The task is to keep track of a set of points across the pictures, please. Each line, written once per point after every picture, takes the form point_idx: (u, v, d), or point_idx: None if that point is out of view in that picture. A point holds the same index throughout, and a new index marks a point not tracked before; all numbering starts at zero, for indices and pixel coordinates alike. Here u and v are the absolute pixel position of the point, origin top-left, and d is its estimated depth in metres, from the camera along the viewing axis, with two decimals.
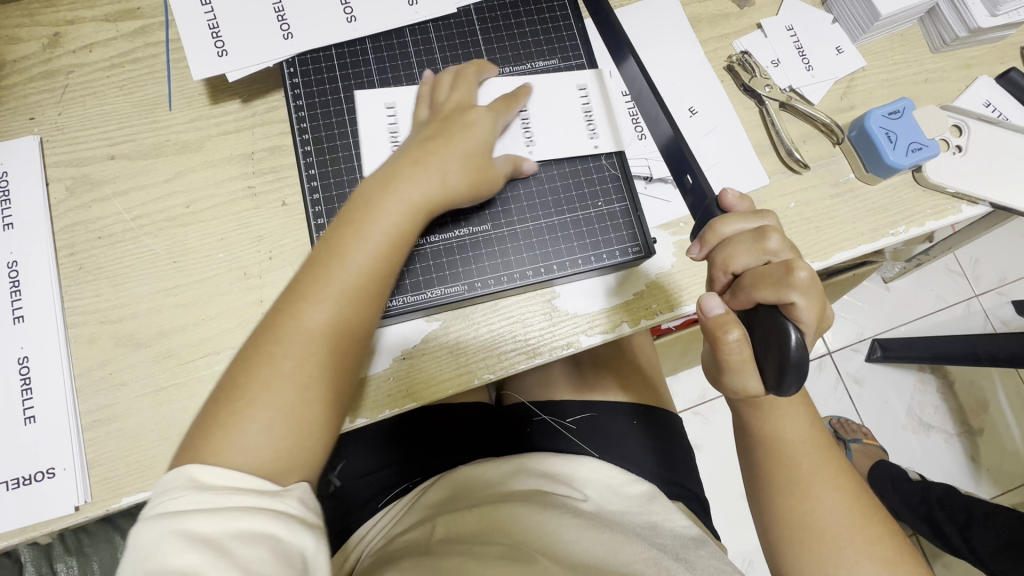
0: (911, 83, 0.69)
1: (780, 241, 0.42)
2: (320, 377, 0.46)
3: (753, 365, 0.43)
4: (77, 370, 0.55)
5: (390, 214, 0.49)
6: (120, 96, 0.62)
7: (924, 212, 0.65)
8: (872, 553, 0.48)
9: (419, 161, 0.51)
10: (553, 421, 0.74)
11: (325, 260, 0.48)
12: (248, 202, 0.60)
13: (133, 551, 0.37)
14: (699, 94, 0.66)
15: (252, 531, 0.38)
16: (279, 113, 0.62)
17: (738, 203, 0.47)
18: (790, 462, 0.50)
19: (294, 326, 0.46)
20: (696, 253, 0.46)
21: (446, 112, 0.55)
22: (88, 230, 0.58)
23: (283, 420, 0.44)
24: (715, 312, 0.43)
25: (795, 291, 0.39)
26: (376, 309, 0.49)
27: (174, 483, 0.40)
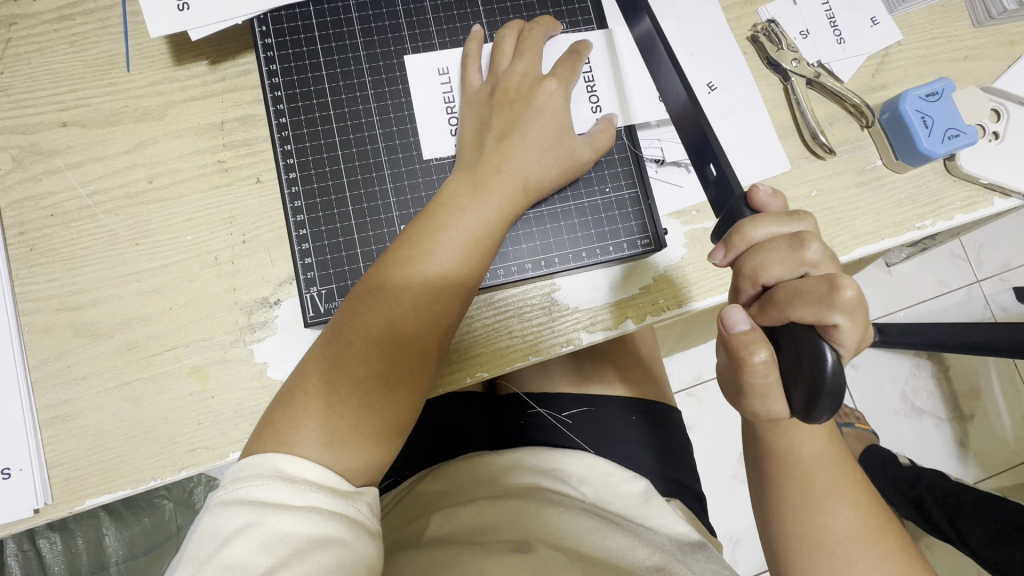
0: (949, 60, 0.62)
1: (820, 250, 0.39)
2: (396, 381, 0.45)
3: (779, 390, 0.40)
4: (32, 362, 0.50)
5: (475, 211, 0.47)
6: (71, 53, 0.55)
7: (953, 204, 0.60)
8: (883, 568, 0.46)
9: (500, 159, 0.49)
10: (549, 415, 0.71)
11: (410, 254, 0.46)
12: (217, 178, 0.54)
13: (210, 530, 0.38)
14: (719, 68, 0.60)
15: (329, 536, 0.39)
16: (250, 77, 0.55)
17: (770, 202, 0.42)
18: (804, 475, 0.48)
19: (376, 322, 0.45)
20: (720, 258, 0.43)
21: (514, 91, 0.51)
22: (39, 206, 0.53)
23: (362, 417, 0.44)
24: (739, 328, 0.40)
25: (838, 312, 0.36)
26: (455, 315, 0.47)
27: (260, 470, 0.40)
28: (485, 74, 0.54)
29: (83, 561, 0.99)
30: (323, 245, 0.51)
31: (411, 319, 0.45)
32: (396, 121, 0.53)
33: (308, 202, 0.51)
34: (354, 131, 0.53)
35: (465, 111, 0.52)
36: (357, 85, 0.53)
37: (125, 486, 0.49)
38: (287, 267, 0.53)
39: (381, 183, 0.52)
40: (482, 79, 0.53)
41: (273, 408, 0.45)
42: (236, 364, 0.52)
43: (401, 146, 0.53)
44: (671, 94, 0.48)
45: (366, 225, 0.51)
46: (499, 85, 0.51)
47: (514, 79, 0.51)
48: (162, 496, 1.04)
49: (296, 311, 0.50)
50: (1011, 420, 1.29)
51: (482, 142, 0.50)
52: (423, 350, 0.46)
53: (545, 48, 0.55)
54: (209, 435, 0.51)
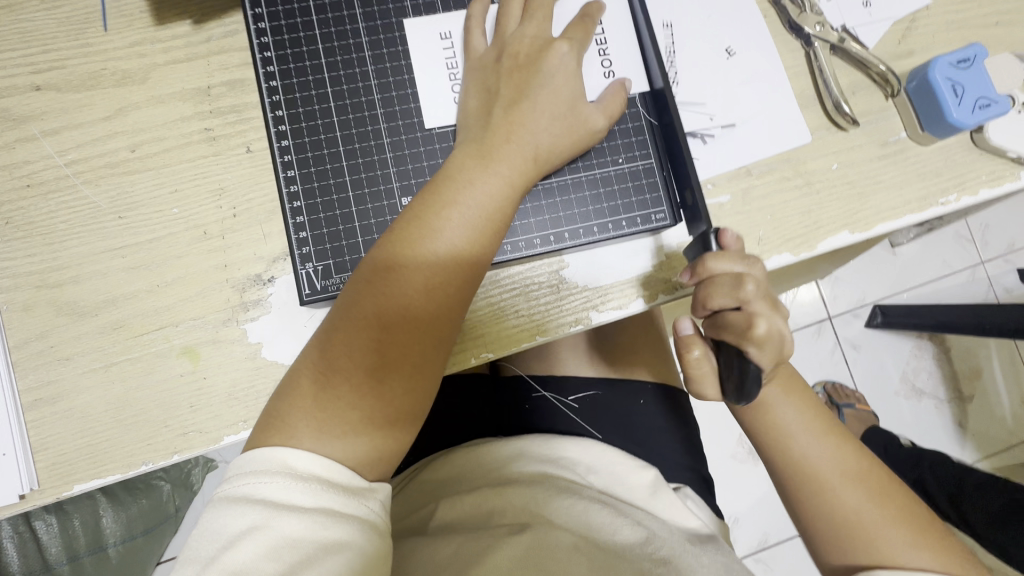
0: (979, 26, 0.59)
1: (757, 289, 0.42)
2: (405, 368, 0.43)
3: (714, 378, 0.48)
4: (12, 342, 0.48)
5: (484, 185, 0.44)
6: (43, 11, 0.51)
7: (979, 178, 0.57)
8: (893, 529, 0.48)
9: (508, 130, 0.46)
10: (554, 399, 0.69)
11: (419, 234, 0.43)
12: (204, 147, 0.51)
13: (217, 529, 0.38)
14: (737, 32, 0.57)
15: (336, 540, 0.38)
16: (237, 39, 0.52)
17: (732, 242, 0.44)
18: (787, 446, 0.52)
19: (383, 301, 0.43)
20: (681, 282, 0.44)
21: (521, 55, 0.47)
22: (14, 176, 0.49)
23: (370, 405, 0.42)
24: (685, 332, 0.47)
25: (751, 345, 0.42)
26: (466, 298, 0.45)
27: (269, 467, 0.39)
28: (490, 37, 0.50)
29: (81, 542, 0.98)
30: (318, 218, 0.48)
31: (425, 303, 0.43)
32: (395, 87, 0.50)
33: (301, 172, 0.48)
34: (350, 97, 0.49)
35: (468, 78, 0.49)
36: (353, 47, 0.50)
37: (114, 471, 0.47)
38: (281, 243, 0.50)
39: (379, 152, 0.49)
40: (487, 43, 0.50)
41: (279, 397, 0.43)
42: (228, 345, 0.49)
43: (401, 114, 0.49)
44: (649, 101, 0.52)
45: (364, 197, 0.48)
46: (505, 49, 0.48)
47: (523, 43, 0.48)
48: (158, 478, 1.02)
49: (291, 288, 0.47)
50: (1010, 402, 1.29)
51: (489, 111, 0.47)
52: (434, 336, 0.44)
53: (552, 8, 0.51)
54: (201, 419, 0.48)
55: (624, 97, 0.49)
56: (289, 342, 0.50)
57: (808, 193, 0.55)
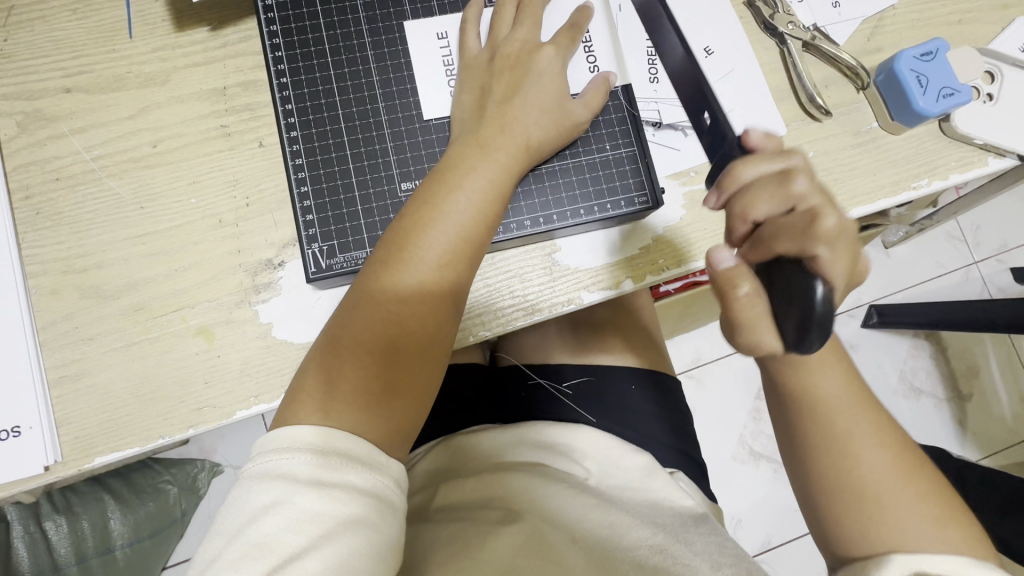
0: (943, 24, 0.63)
1: (806, 183, 0.40)
2: (415, 341, 0.46)
3: (768, 322, 0.40)
4: (39, 324, 0.51)
5: (484, 173, 0.48)
6: (73, 20, 0.55)
7: (948, 164, 0.60)
8: (921, 511, 0.47)
9: (503, 124, 0.49)
10: (550, 386, 0.72)
11: (428, 219, 0.47)
12: (220, 142, 0.55)
13: (240, 504, 0.39)
14: (715, 33, 0.61)
15: (355, 516, 0.39)
16: (252, 43, 0.56)
17: (762, 142, 0.44)
18: (825, 419, 0.49)
19: (395, 280, 0.46)
20: (713, 202, 0.44)
21: (511, 56, 0.51)
22: (44, 170, 0.53)
23: (381, 376, 0.44)
24: (726, 265, 0.40)
25: (820, 242, 0.37)
26: (468, 276, 0.48)
27: (290, 444, 0.40)
28: (483, 39, 0.54)
29: (90, 543, 0.99)
30: (324, 203, 0.51)
31: (436, 282, 0.47)
32: (395, 82, 0.53)
33: (308, 160, 0.52)
34: (354, 92, 0.53)
35: (463, 76, 0.53)
36: (357, 47, 0.54)
37: (133, 444, 0.50)
38: (291, 229, 0.54)
39: (381, 142, 0.53)
40: (480, 44, 0.54)
41: (298, 377, 0.45)
42: (241, 325, 0.52)
43: (401, 106, 0.53)
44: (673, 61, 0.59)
45: (366, 183, 0.52)
46: (497, 51, 0.52)
47: (513, 45, 0.52)
48: (166, 481, 1.05)
49: (298, 267, 0.50)
50: (1009, 401, 1.29)
51: (483, 105, 0.51)
52: (440, 312, 0.47)
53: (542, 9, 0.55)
54: (215, 394, 0.51)
55: (606, 90, 0.53)
56: (298, 322, 0.53)
57: None
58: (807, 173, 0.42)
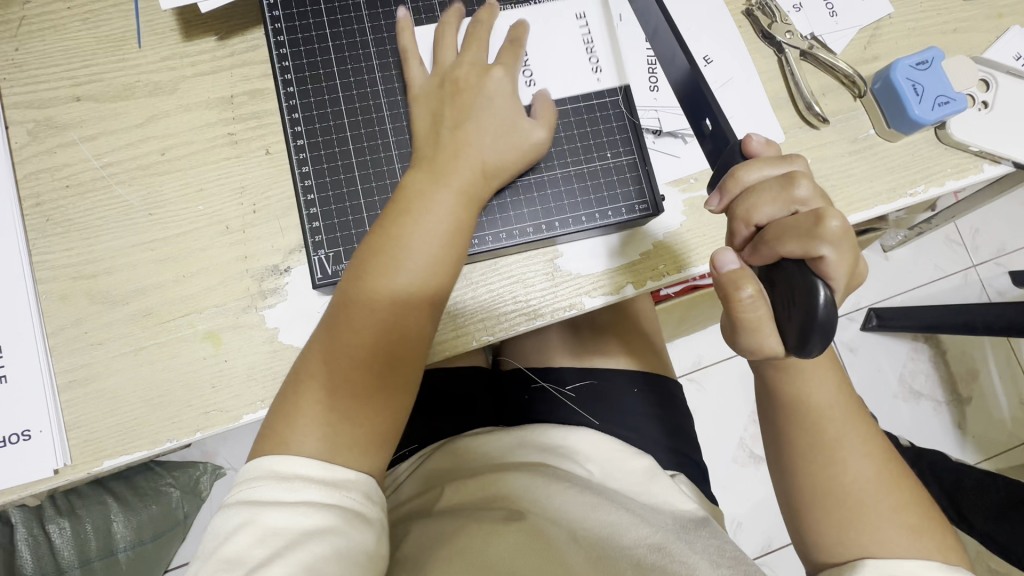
0: (939, 33, 0.64)
1: (809, 187, 0.40)
2: (385, 366, 0.46)
3: (771, 325, 0.40)
4: (49, 329, 0.52)
5: (441, 198, 0.48)
6: (83, 30, 0.56)
7: (944, 171, 0.61)
8: (897, 520, 0.48)
9: (456, 150, 0.50)
10: (553, 389, 0.73)
11: (389, 250, 0.47)
12: (227, 150, 0.55)
13: (215, 530, 0.41)
14: (715, 42, 0.62)
15: (317, 526, 0.40)
16: (259, 53, 0.57)
17: (762, 149, 0.44)
18: (809, 416, 0.51)
19: (362, 310, 0.46)
20: (716, 205, 0.44)
21: (457, 82, 0.52)
22: (54, 177, 0.54)
23: (352, 401, 0.45)
24: (729, 268, 0.42)
25: (824, 243, 0.37)
26: (438, 299, 0.49)
27: (256, 472, 0.42)
28: (427, 66, 0.55)
29: (92, 546, 0.99)
30: (330, 210, 0.52)
31: (398, 308, 0.47)
32: (400, 91, 0.54)
33: (315, 168, 0.53)
34: (359, 101, 0.54)
35: (415, 106, 0.53)
36: (362, 57, 0.55)
37: (141, 448, 0.51)
38: (297, 236, 0.55)
39: (386, 151, 0.53)
40: (426, 71, 0.54)
41: (278, 403, 0.46)
42: (248, 330, 0.53)
43: (405, 115, 0.54)
44: (677, 71, 0.49)
45: (372, 190, 0.53)
46: (447, 77, 0.53)
47: (461, 71, 0.53)
48: (169, 484, 1.06)
49: (305, 273, 0.51)
50: (1009, 405, 1.30)
51: (437, 131, 0.51)
52: (408, 335, 0.47)
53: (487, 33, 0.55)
54: (222, 399, 0.52)
55: (552, 107, 0.53)
56: (304, 327, 0.54)
57: None
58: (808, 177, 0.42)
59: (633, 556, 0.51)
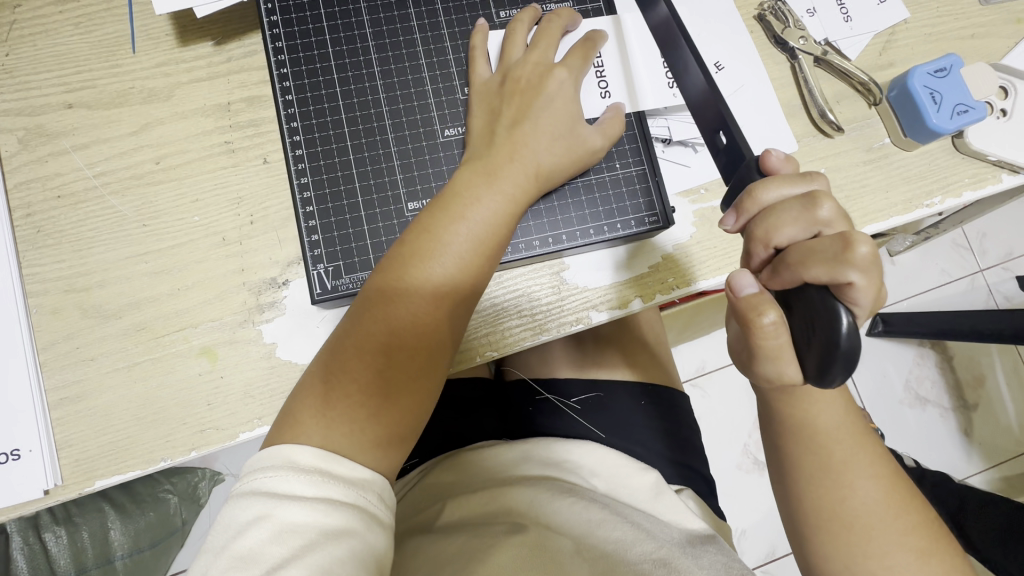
0: (956, 38, 0.62)
1: (832, 209, 0.39)
2: (413, 369, 0.45)
3: (791, 353, 0.39)
4: (40, 344, 0.50)
5: (490, 202, 0.47)
6: (77, 35, 0.55)
7: (961, 181, 0.59)
8: (904, 543, 0.47)
9: (513, 151, 0.49)
10: (557, 401, 0.71)
11: (429, 244, 0.46)
12: (224, 159, 0.54)
13: (228, 519, 0.38)
14: (726, 47, 0.60)
15: (339, 527, 0.38)
16: (257, 58, 0.55)
17: (782, 166, 0.42)
18: (818, 442, 0.49)
19: (400, 305, 0.45)
20: (732, 224, 0.43)
21: (521, 81, 0.51)
22: (45, 187, 0.52)
23: (375, 405, 0.43)
24: (747, 292, 0.40)
25: (853, 270, 0.36)
26: (470, 304, 0.47)
27: (276, 461, 0.40)
28: (493, 66, 0.54)
29: (89, 554, 0.98)
30: (330, 222, 0.51)
31: (432, 311, 0.45)
32: (402, 99, 0.53)
33: (314, 179, 0.51)
34: (360, 109, 0.52)
35: (473, 101, 0.52)
36: (364, 63, 0.53)
37: (134, 467, 0.49)
38: (295, 247, 0.53)
39: (388, 161, 0.52)
40: (490, 71, 0.53)
41: (293, 400, 0.44)
42: (245, 345, 0.51)
43: (408, 124, 0.52)
44: (692, 88, 0.47)
45: (373, 202, 0.51)
46: (509, 75, 0.51)
47: (525, 68, 0.51)
48: (166, 490, 1.03)
49: (303, 287, 0.50)
50: (1015, 411, 1.28)
51: (493, 130, 0.50)
52: (440, 339, 0.46)
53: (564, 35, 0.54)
54: (218, 416, 0.50)
55: (622, 117, 0.52)
56: (302, 341, 0.52)
57: None
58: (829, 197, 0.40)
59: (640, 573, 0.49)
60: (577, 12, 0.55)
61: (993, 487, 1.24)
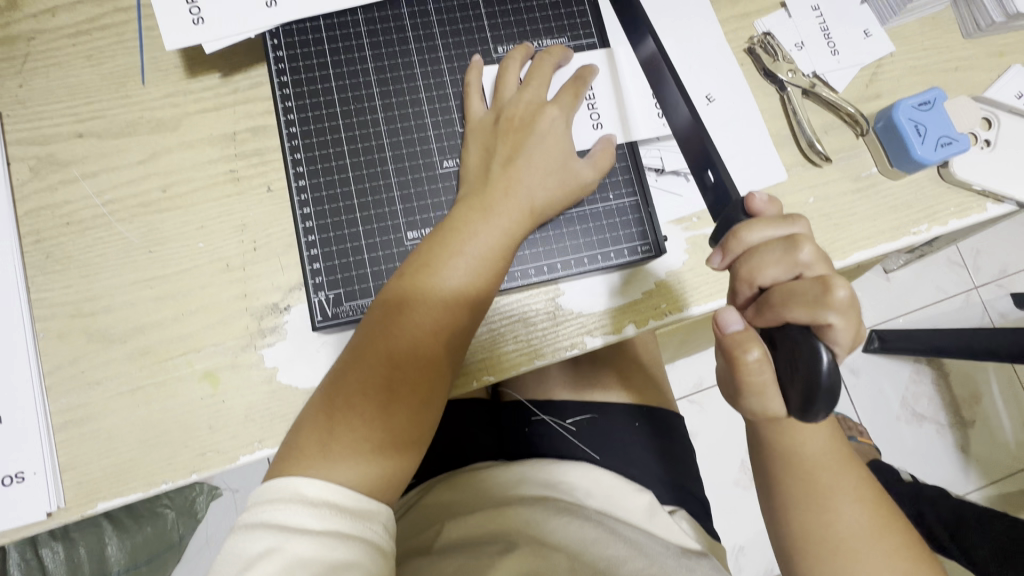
0: (941, 70, 0.64)
1: (812, 251, 0.41)
2: (412, 401, 0.46)
3: (774, 389, 0.41)
4: (46, 368, 0.51)
5: (486, 237, 0.48)
6: (88, 67, 0.56)
7: (947, 209, 0.61)
8: (892, 566, 0.47)
9: (507, 187, 0.50)
10: (553, 422, 0.72)
11: (428, 279, 0.47)
12: (229, 187, 0.55)
13: (237, 551, 0.40)
14: (717, 79, 0.62)
15: (345, 561, 0.39)
16: (262, 89, 0.57)
17: (766, 208, 0.43)
18: (804, 467, 0.50)
19: (399, 339, 0.46)
20: (717, 262, 0.44)
21: (516, 118, 0.52)
22: (54, 214, 0.54)
23: (374, 437, 0.44)
24: (733, 328, 0.42)
25: (832, 312, 0.38)
26: (467, 335, 0.48)
27: (284, 494, 0.41)
28: (488, 102, 0.55)
29: (85, 571, 0.98)
30: (331, 251, 0.52)
31: (432, 343, 0.47)
32: (403, 132, 0.54)
33: (316, 209, 0.52)
34: (362, 141, 0.54)
35: (468, 137, 0.53)
36: (366, 97, 0.55)
37: (136, 490, 0.50)
38: (297, 274, 0.54)
39: (388, 191, 0.53)
40: (484, 106, 0.54)
41: (295, 431, 0.46)
42: (246, 369, 0.52)
43: (408, 156, 0.54)
44: (678, 116, 0.49)
45: (373, 232, 0.53)
46: (503, 113, 0.53)
47: (518, 106, 0.53)
48: (164, 504, 1.04)
49: (305, 315, 0.51)
50: (1012, 427, 1.29)
51: (488, 167, 0.52)
52: (439, 371, 0.47)
53: (556, 70, 0.56)
54: (218, 439, 0.51)
55: (613, 150, 0.54)
56: (301, 365, 0.53)
57: None
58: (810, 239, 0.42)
59: None
60: (569, 48, 0.57)
61: (990, 503, 1.24)
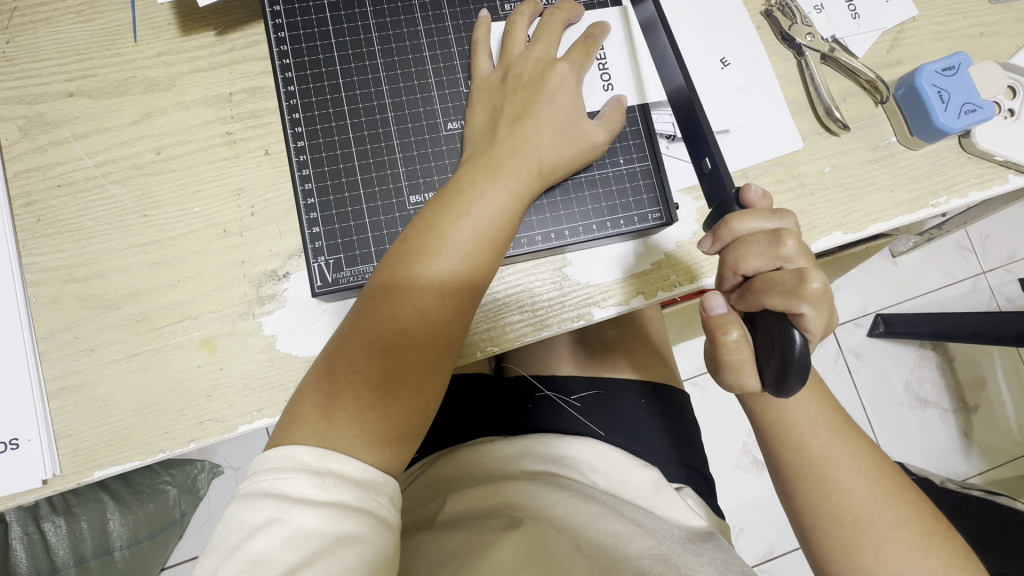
0: (964, 36, 0.62)
1: (797, 246, 0.39)
2: (419, 366, 0.45)
3: (751, 365, 0.40)
4: (39, 334, 0.50)
5: (494, 198, 0.47)
6: (77, 23, 0.54)
7: (967, 181, 0.59)
8: (899, 538, 0.47)
9: (515, 147, 0.48)
10: (557, 398, 0.70)
11: (433, 242, 0.45)
12: (225, 149, 0.54)
13: (236, 520, 0.38)
14: (733, 44, 0.59)
15: (348, 534, 0.38)
16: (259, 48, 0.55)
17: (759, 202, 0.42)
18: (812, 439, 0.49)
19: (405, 302, 0.44)
20: (708, 248, 0.42)
21: (524, 76, 0.50)
22: (45, 176, 0.52)
23: (380, 404, 0.43)
24: (717, 312, 0.42)
25: (804, 303, 0.37)
26: (474, 299, 0.47)
27: (286, 464, 0.40)
28: (495, 60, 0.53)
29: (88, 545, 0.98)
30: (331, 215, 0.50)
31: (439, 309, 0.45)
32: (405, 92, 0.52)
33: (315, 171, 0.51)
34: (362, 101, 0.52)
35: (475, 95, 0.51)
36: (366, 55, 0.53)
37: (133, 458, 0.49)
38: (296, 240, 0.53)
39: (390, 153, 0.51)
40: (491, 65, 0.52)
41: (296, 399, 0.44)
42: (244, 337, 0.51)
43: (410, 117, 0.52)
44: (676, 100, 0.48)
45: (374, 195, 0.51)
46: (511, 70, 0.51)
47: (528, 63, 0.51)
48: (165, 481, 1.03)
49: (304, 280, 0.49)
50: (1016, 414, 1.28)
51: (494, 127, 0.50)
52: (445, 336, 0.46)
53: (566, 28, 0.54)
54: (216, 408, 0.50)
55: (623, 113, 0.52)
56: (299, 333, 0.52)
57: (800, 194, 0.57)
58: (799, 234, 0.40)
59: (640, 567, 0.49)
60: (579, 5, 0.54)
61: (992, 488, 1.23)
